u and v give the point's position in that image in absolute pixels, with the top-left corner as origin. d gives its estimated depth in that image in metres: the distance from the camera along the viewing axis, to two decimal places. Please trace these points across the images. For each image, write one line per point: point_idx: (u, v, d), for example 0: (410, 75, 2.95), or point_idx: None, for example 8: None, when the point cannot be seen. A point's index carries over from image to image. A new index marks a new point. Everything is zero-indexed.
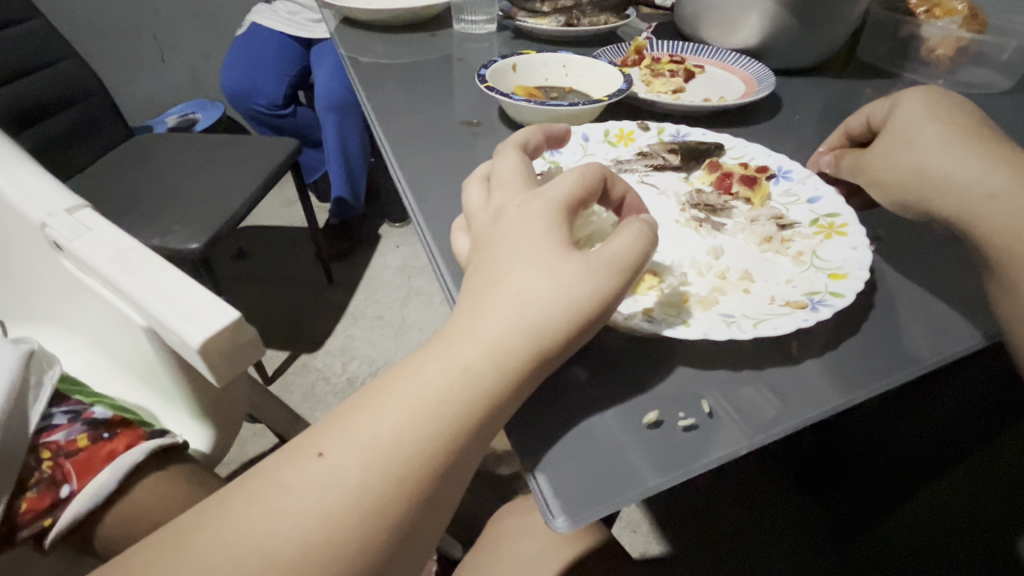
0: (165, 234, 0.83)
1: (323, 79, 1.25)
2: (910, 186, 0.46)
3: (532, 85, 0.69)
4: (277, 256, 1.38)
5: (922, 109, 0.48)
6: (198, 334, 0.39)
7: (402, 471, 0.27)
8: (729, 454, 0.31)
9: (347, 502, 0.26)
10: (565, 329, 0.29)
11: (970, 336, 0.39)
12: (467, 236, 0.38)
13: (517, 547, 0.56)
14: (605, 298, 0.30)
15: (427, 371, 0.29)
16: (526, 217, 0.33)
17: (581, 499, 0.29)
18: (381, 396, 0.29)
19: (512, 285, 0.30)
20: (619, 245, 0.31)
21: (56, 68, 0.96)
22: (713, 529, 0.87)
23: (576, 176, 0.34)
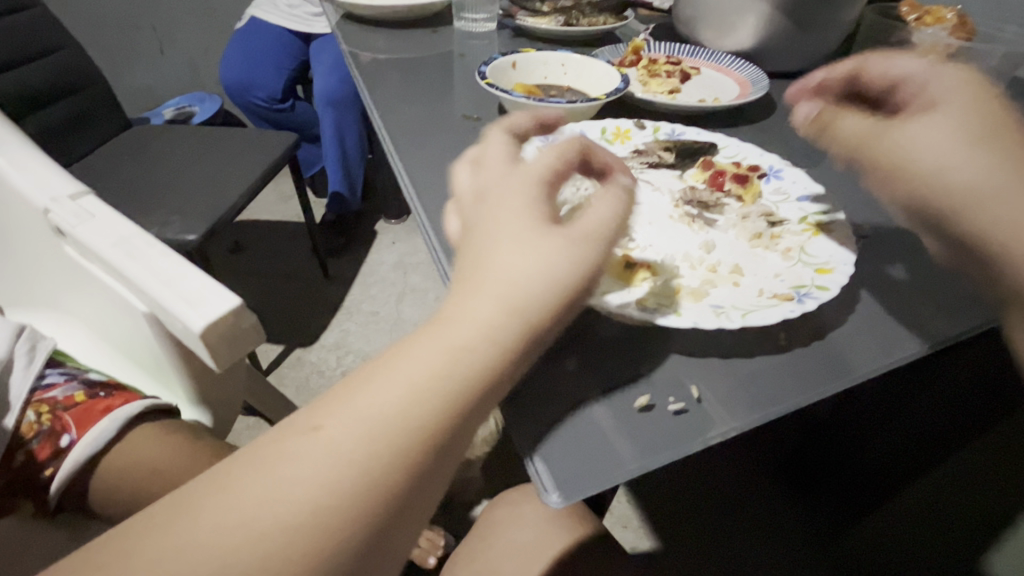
0: (162, 224, 0.84)
1: (322, 73, 1.25)
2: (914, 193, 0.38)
3: (531, 82, 0.70)
4: (273, 250, 1.38)
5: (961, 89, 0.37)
6: (200, 319, 0.40)
7: (404, 442, 0.28)
8: (719, 436, 0.33)
9: (351, 473, 0.27)
10: (551, 305, 0.31)
11: (949, 330, 0.41)
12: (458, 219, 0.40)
13: (509, 536, 0.57)
14: (588, 269, 0.32)
15: (424, 349, 0.30)
16: (510, 196, 0.34)
17: (575, 476, 0.30)
18: (380, 373, 0.29)
19: (501, 262, 0.31)
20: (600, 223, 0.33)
21: (55, 58, 0.96)
22: (694, 527, 0.89)
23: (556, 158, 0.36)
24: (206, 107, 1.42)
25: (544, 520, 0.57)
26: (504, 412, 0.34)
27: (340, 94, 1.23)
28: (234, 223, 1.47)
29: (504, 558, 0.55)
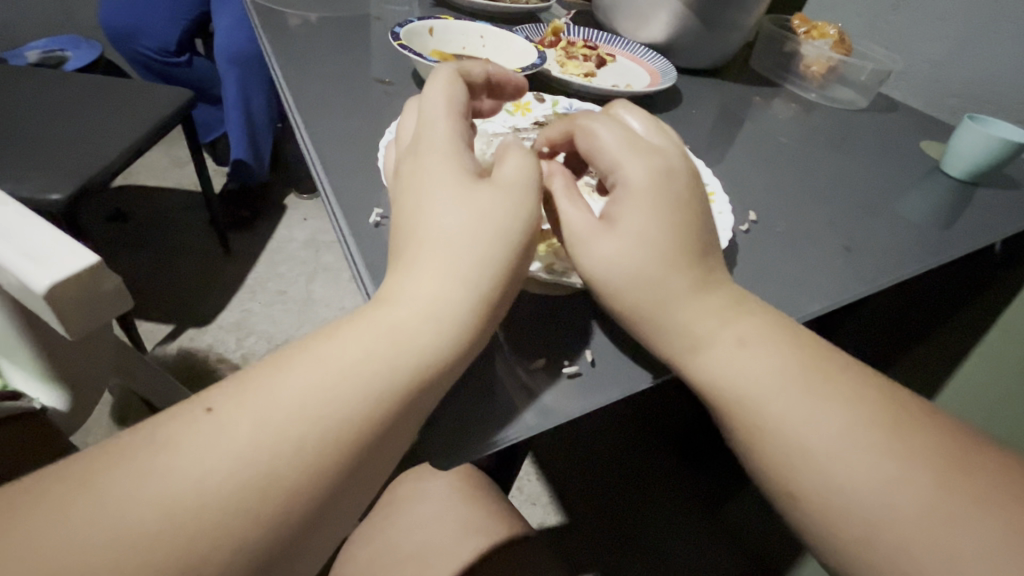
0: (24, 180, 0.96)
1: (225, 30, 1.33)
2: (326, 461, 0.26)
3: (449, 51, 0.69)
4: (186, 223, 1.52)
5: (651, 189, 0.35)
6: (46, 277, 0.36)
7: (367, 463, 0.27)
8: (607, 396, 0.34)
9: (842, 419, 0.31)
10: (440, 352, 0.29)
11: (799, 308, 0.48)
12: (424, 275, 0.31)
13: (419, 508, 0.59)
14: (461, 309, 0.30)
15: (439, 157, 0.35)
16: (440, 243, 0.31)
17: (465, 433, 0.31)
18: (422, 154, 0.35)
19: (434, 343, 0.29)
20: (521, 173, 0.34)
21: (24, 76, 1.18)
22: (598, 536, 0.92)
23: (528, 165, 0.35)
24: (82, 53, 1.49)
25: (454, 505, 0.59)
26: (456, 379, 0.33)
27: (242, 51, 1.33)
28: (130, 193, 1.58)
29: (403, 535, 0.56)
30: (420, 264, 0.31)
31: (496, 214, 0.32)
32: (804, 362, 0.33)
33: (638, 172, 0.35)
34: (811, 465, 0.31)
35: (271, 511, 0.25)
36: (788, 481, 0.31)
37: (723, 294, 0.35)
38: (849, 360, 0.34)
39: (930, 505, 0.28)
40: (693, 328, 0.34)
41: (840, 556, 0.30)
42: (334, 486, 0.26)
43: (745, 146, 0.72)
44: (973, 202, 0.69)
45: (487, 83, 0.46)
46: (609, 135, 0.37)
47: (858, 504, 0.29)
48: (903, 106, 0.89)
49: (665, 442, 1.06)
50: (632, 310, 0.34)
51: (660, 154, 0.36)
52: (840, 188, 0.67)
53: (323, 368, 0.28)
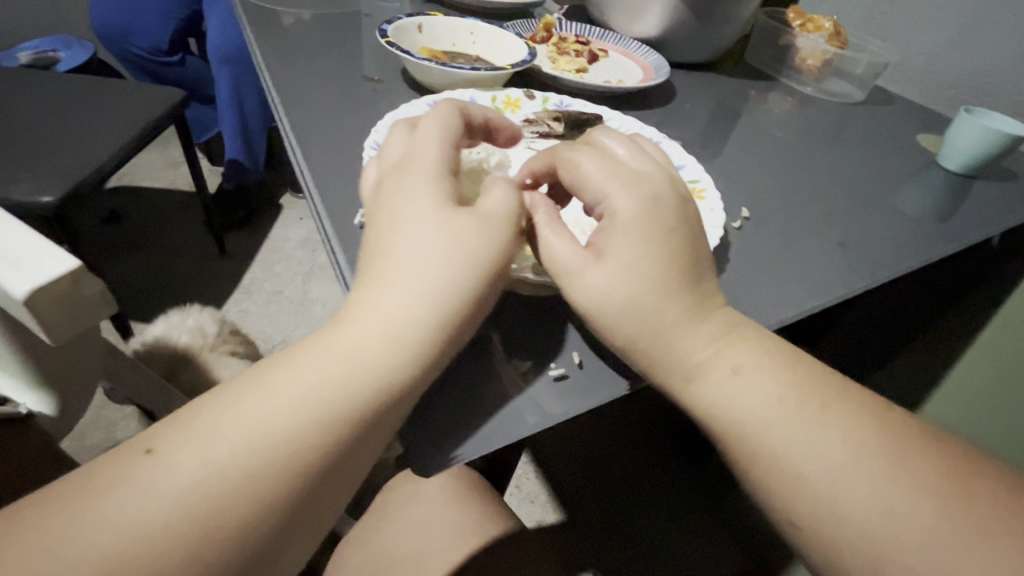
0: (15, 183, 0.95)
1: (217, 30, 1.32)
2: (278, 487, 0.25)
3: (438, 49, 0.68)
4: (180, 224, 1.51)
5: (640, 220, 0.33)
6: (25, 284, 0.35)
7: (324, 485, 0.27)
8: (595, 400, 0.33)
9: (841, 450, 0.30)
10: (400, 371, 0.28)
11: (794, 306, 0.47)
12: (386, 291, 0.30)
13: (413, 512, 0.58)
14: (421, 327, 0.29)
15: (413, 178, 0.34)
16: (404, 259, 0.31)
17: (447, 441, 0.30)
18: (401, 175, 0.34)
19: (393, 362, 0.28)
20: (504, 207, 0.33)
21: (14, 78, 1.17)
22: (599, 532, 0.92)
23: (509, 196, 0.34)
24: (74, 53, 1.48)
25: (450, 506, 0.58)
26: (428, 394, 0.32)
27: (234, 50, 1.32)
28: (124, 195, 1.57)
29: (397, 538, 0.56)
30: (385, 280, 0.30)
31: (461, 227, 0.31)
32: (803, 388, 0.32)
33: (625, 203, 0.34)
34: (810, 495, 0.30)
35: (223, 542, 0.24)
36: (787, 507, 0.31)
37: (719, 307, 0.34)
38: (843, 378, 0.34)
39: (933, 531, 0.28)
40: (687, 356, 0.32)
41: (836, 561, 0.29)
42: (289, 510, 0.26)
43: (740, 142, 0.71)
44: (971, 196, 0.68)
45: (487, 127, 0.43)
46: (593, 165, 0.35)
47: (852, 512, 0.29)
48: (900, 99, 0.88)
49: (664, 439, 1.06)
50: (632, 338, 0.32)
51: (648, 181, 0.35)
52: (836, 184, 0.66)
53: (279, 392, 0.27)
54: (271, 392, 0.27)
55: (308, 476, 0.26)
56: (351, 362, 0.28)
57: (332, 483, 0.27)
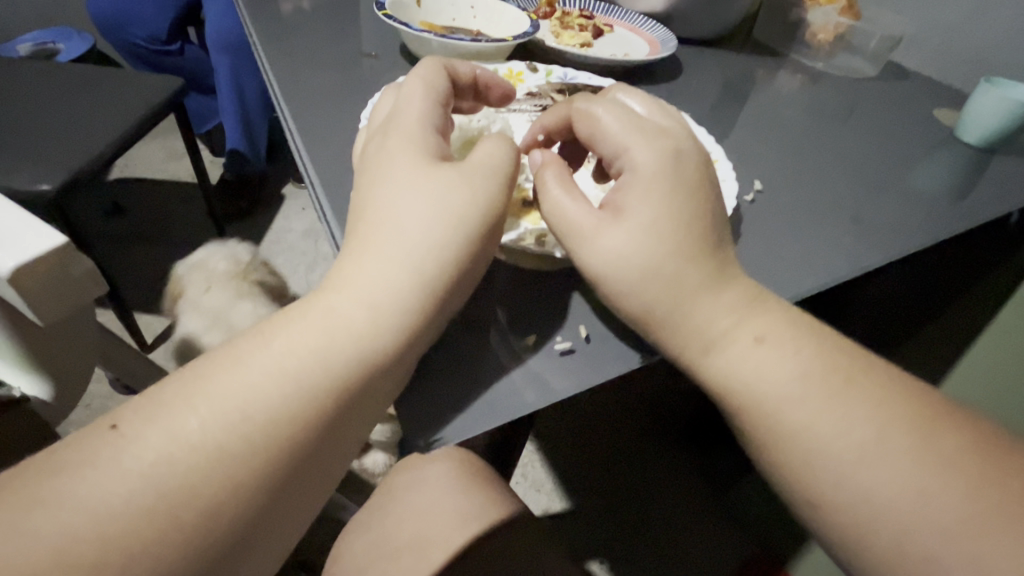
0: (13, 171, 0.94)
1: (216, 17, 1.30)
2: (257, 466, 0.24)
3: (439, 23, 0.66)
4: (182, 214, 1.50)
5: (660, 174, 0.31)
6: (10, 259, 0.34)
7: (308, 463, 0.25)
8: (602, 375, 0.32)
9: (864, 428, 0.28)
10: (389, 343, 0.27)
11: (803, 283, 0.46)
12: (376, 260, 0.28)
13: (416, 498, 0.57)
14: (412, 296, 0.28)
15: (399, 140, 0.32)
16: (395, 226, 0.29)
17: (446, 416, 0.29)
18: (386, 137, 0.33)
19: (380, 334, 0.27)
20: (502, 169, 0.32)
21: (11, 67, 1.16)
22: (603, 521, 0.91)
23: (506, 153, 0.32)
24: (73, 43, 1.46)
25: (453, 492, 0.57)
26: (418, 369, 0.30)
27: (233, 37, 1.30)
28: (126, 185, 1.56)
29: (400, 524, 0.55)
30: (376, 247, 0.29)
31: (452, 194, 0.30)
32: (828, 363, 0.30)
33: (646, 156, 0.32)
34: (832, 473, 0.28)
35: (199, 528, 0.22)
36: (807, 487, 0.29)
37: (740, 277, 0.32)
38: (869, 354, 0.32)
39: (962, 515, 0.26)
40: (706, 327, 0.30)
41: (858, 542, 0.28)
42: (271, 490, 0.24)
43: (750, 119, 0.69)
44: (991, 171, 0.66)
45: (474, 86, 0.41)
46: (611, 117, 0.34)
47: (877, 493, 0.27)
48: (916, 74, 0.85)
49: (670, 427, 1.04)
50: (645, 308, 0.31)
51: (668, 135, 0.33)
52: (849, 160, 0.64)
53: (255, 367, 0.25)
54: (247, 366, 0.25)
55: (292, 453, 0.25)
56: (333, 334, 0.26)
57: (318, 459, 0.26)
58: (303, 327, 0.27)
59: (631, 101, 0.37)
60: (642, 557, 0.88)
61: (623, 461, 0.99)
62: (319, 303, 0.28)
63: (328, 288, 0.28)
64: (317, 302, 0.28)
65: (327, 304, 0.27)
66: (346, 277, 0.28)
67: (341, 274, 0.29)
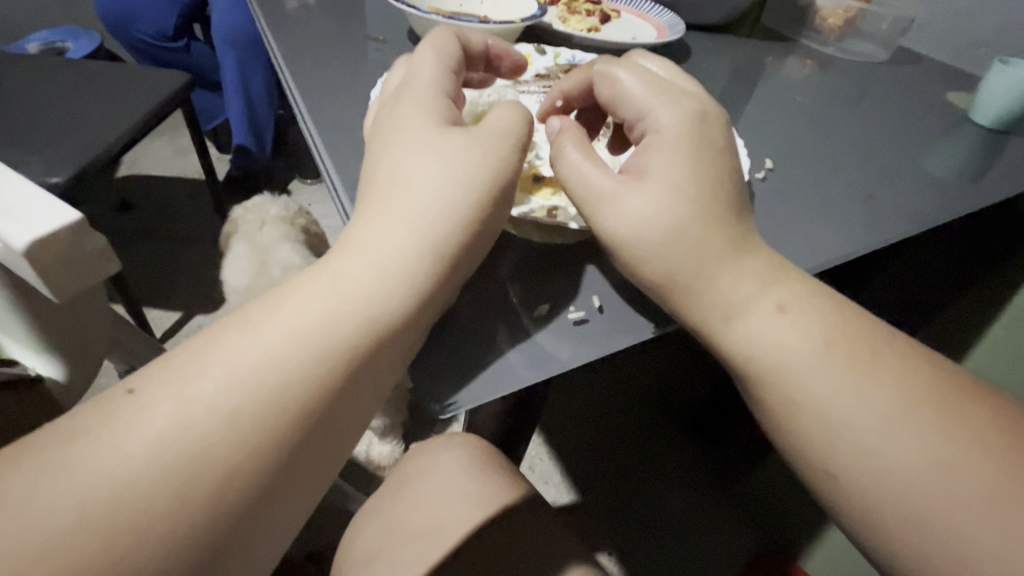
0: (23, 164, 0.95)
1: (222, 11, 1.30)
2: (274, 428, 0.24)
3: (446, 9, 0.66)
4: (190, 210, 1.51)
5: (684, 135, 0.31)
6: (25, 234, 0.34)
7: (323, 425, 0.25)
8: (615, 344, 0.31)
9: (882, 394, 0.28)
10: (403, 307, 0.27)
11: (813, 261, 0.46)
12: (392, 223, 0.28)
13: (426, 483, 0.57)
14: (427, 260, 0.28)
15: (411, 106, 0.32)
16: (410, 190, 0.29)
17: (461, 382, 0.29)
18: (396, 103, 0.33)
19: (395, 298, 0.27)
20: (517, 135, 0.32)
21: (20, 62, 1.16)
22: (612, 514, 0.90)
23: (522, 118, 0.32)
24: (81, 41, 1.47)
25: (462, 478, 0.57)
26: (431, 337, 0.30)
27: (239, 32, 1.30)
28: (134, 182, 1.57)
29: (411, 508, 0.55)
30: (390, 212, 0.29)
31: (466, 159, 0.30)
32: (848, 333, 0.30)
33: (670, 117, 0.32)
34: (852, 441, 0.28)
35: (217, 489, 0.22)
36: (825, 457, 0.28)
37: (756, 246, 0.32)
38: (891, 326, 0.31)
39: (984, 479, 0.26)
40: (722, 293, 0.30)
41: (878, 512, 0.28)
42: (287, 453, 0.24)
43: (759, 102, 0.68)
44: (1006, 153, 0.65)
45: (487, 56, 0.42)
46: (633, 80, 0.34)
47: (898, 460, 0.27)
48: (927, 58, 0.84)
49: (679, 418, 1.04)
50: (663, 277, 0.30)
51: (691, 97, 0.33)
52: (861, 142, 0.64)
53: (270, 329, 0.25)
54: (262, 330, 0.25)
55: (308, 415, 0.25)
56: (348, 297, 0.26)
57: (333, 423, 0.26)
58: (318, 290, 0.27)
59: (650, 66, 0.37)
60: (653, 551, 0.87)
61: (631, 452, 0.98)
62: (334, 267, 0.28)
63: (343, 252, 0.28)
64: (332, 265, 0.28)
65: (342, 267, 0.27)
66: (361, 242, 0.28)
67: (357, 238, 0.29)
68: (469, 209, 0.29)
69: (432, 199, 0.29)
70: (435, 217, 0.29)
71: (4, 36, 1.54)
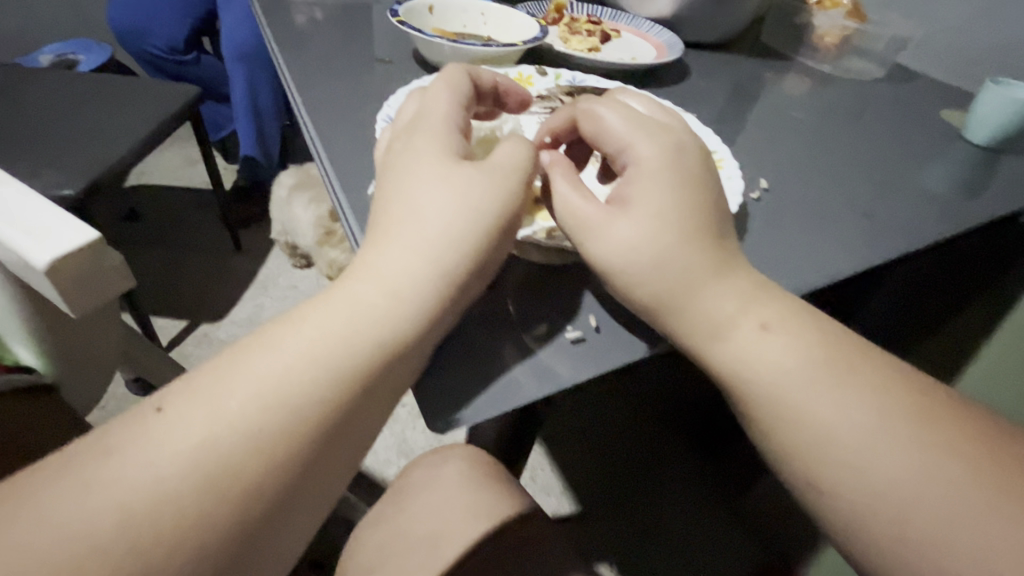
0: (36, 176, 0.97)
1: (231, 26, 1.33)
2: (289, 446, 0.25)
3: (450, 30, 0.68)
4: (197, 220, 1.53)
5: (664, 167, 0.33)
6: (46, 254, 0.35)
7: (334, 442, 0.26)
8: (613, 364, 0.33)
9: (869, 412, 0.29)
10: (410, 330, 0.28)
11: (806, 278, 0.47)
12: (399, 251, 0.30)
13: (429, 492, 0.58)
14: (432, 283, 0.29)
15: (418, 137, 0.34)
16: (416, 219, 0.31)
17: (462, 400, 0.30)
18: (406, 135, 0.34)
19: (402, 320, 0.28)
20: (517, 164, 0.33)
21: (35, 76, 1.19)
22: (613, 527, 0.91)
23: (522, 150, 0.34)
24: (94, 54, 1.50)
25: (465, 489, 0.57)
26: (435, 357, 0.32)
27: (247, 46, 1.33)
28: (143, 191, 1.60)
29: (414, 519, 0.56)
30: (396, 238, 0.30)
31: (472, 189, 0.31)
32: (834, 350, 0.31)
33: (648, 151, 0.33)
34: (838, 458, 0.29)
35: (236, 504, 0.24)
36: (817, 472, 0.29)
37: (746, 268, 0.33)
38: (878, 346, 0.32)
39: (963, 497, 0.27)
40: (713, 314, 0.31)
41: (864, 529, 0.28)
42: (300, 470, 0.25)
43: (757, 120, 0.70)
44: (1000, 169, 0.66)
45: (493, 90, 0.43)
46: (612, 116, 0.35)
47: (878, 477, 0.28)
48: (923, 75, 0.85)
49: (681, 430, 1.04)
50: (657, 297, 0.32)
51: (667, 131, 0.34)
52: (857, 160, 0.65)
53: (286, 352, 0.27)
54: (278, 352, 0.27)
55: (319, 433, 0.26)
56: (357, 321, 0.28)
57: (342, 440, 0.27)
58: (329, 314, 0.28)
59: (631, 102, 0.38)
60: (655, 564, 0.88)
61: (633, 464, 0.99)
62: (345, 291, 0.29)
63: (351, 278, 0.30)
64: (341, 290, 0.29)
65: (354, 291, 0.29)
66: (369, 268, 0.30)
67: (363, 265, 0.30)
68: (474, 234, 0.31)
69: (439, 226, 0.30)
70: (440, 243, 0.30)
71: (18, 48, 1.58)
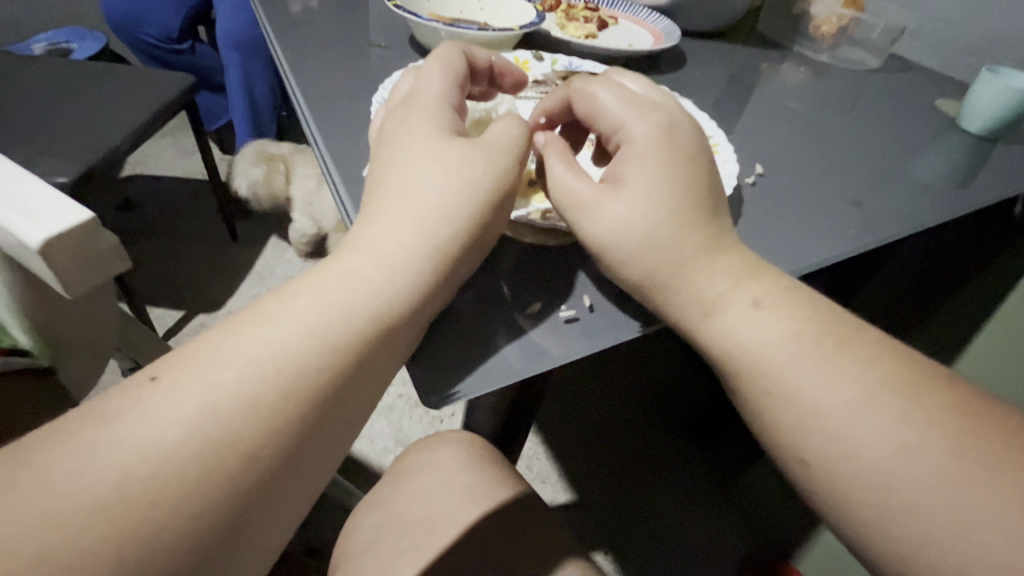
0: (30, 164, 0.96)
1: (226, 14, 1.32)
2: (286, 415, 0.25)
3: (446, 16, 0.67)
4: (193, 210, 1.52)
5: (659, 145, 0.33)
6: (39, 233, 0.35)
7: (329, 413, 0.27)
8: (605, 341, 0.33)
9: (856, 387, 0.29)
10: (406, 303, 0.29)
11: (797, 262, 0.47)
12: (394, 226, 0.30)
13: (425, 475, 0.59)
14: (427, 258, 0.29)
15: (412, 115, 0.34)
16: (411, 194, 0.31)
17: (456, 375, 0.30)
18: (401, 113, 0.34)
19: (397, 294, 0.29)
20: (512, 143, 0.33)
21: (28, 63, 1.18)
22: (608, 515, 0.91)
23: (516, 129, 0.34)
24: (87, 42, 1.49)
25: (460, 473, 0.58)
26: (429, 334, 0.32)
27: (242, 35, 1.32)
28: (139, 181, 1.59)
29: (410, 501, 0.56)
30: (391, 214, 0.30)
31: (467, 165, 0.31)
32: (823, 327, 0.31)
33: (642, 129, 0.33)
34: (826, 432, 0.29)
35: (233, 470, 0.24)
36: (803, 446, 0.30)
37: (736, 247, 0.33)
38: (866, 324, 0.33)
39: (945, 467, 0.27)
40: (703, 291, 0.32)
41: (848, 502, 0.29)
42: (296, 439, 0.26)
43: (752, 108, 0.70)
44: (993, 158, 0.67)
45: (490, 72, 0.43)
46: (608, 94, 0.35)
47: (865, 451, 0.28)
48: (919, 65, 0.85)
49: (676, 420, 1.05)
50: (648, 276, 0.32)
51: (663, 109, 0.35)
52: (851, 148, 0.65)
53: (282, 324, 0.27)
54: (274, 325, 0.27)
55: (315, 403, 0.26)
56: (353, 294, 0.28)
57: (337, 411, 0.27)
58: (325, 287, 0.28)
59: (626, 82, 0.38)
60: (649, 552, 0.89)
61: (628, 453, 0.99)
62: (341, 265, 0.29)
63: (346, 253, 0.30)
64: (336, 264, 0.29)
65: (349, 265, 0.29)
66: (364, 243, 0.30)
67: (358, 240, 0.30)
68: (469, 210, 0.31)
69: (434, 201, 0.30)
70: (435, 218, 0.30)
71: (11, 36, 1.56)
